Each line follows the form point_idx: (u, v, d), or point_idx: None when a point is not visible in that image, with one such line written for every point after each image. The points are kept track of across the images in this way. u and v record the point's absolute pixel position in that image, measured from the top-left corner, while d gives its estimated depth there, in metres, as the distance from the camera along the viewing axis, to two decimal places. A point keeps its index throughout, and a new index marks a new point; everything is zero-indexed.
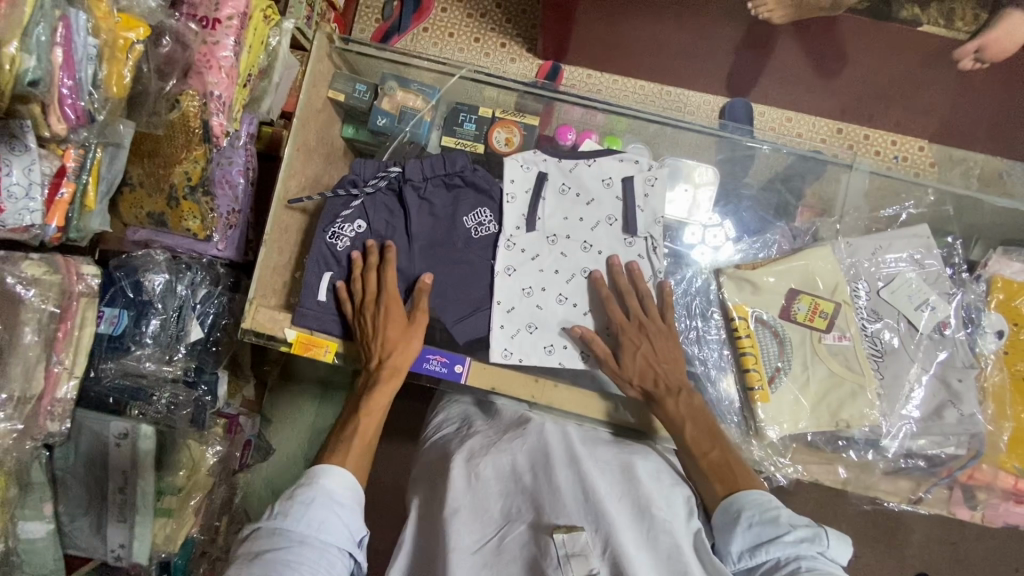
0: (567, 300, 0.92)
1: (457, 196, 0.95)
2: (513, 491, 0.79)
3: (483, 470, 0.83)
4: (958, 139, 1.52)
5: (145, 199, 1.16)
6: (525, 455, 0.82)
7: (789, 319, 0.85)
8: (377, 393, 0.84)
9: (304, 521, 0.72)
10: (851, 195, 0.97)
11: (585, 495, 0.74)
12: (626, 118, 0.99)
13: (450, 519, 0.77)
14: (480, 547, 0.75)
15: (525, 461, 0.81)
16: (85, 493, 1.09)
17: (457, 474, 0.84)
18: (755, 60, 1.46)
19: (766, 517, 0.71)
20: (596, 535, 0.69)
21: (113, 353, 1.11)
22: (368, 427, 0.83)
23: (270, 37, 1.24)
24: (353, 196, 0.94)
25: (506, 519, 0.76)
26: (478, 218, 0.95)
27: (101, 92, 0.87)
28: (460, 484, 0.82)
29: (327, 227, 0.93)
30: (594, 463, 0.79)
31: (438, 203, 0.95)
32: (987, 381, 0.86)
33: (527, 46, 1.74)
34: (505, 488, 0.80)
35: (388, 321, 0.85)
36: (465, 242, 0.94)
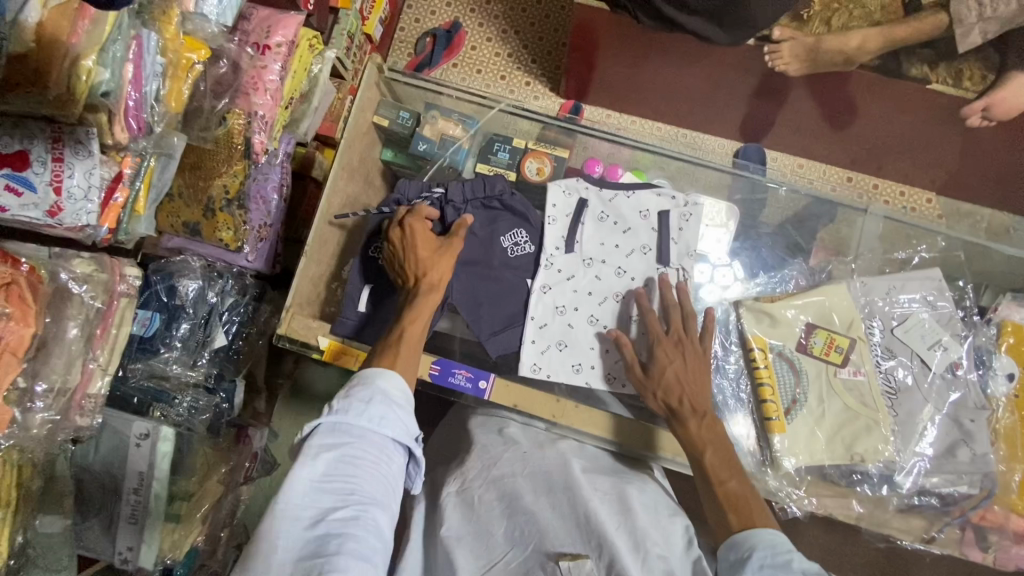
0: (599, 322, 0.95)
1: (494, 218, 0.99)
2: (513, 512, 0.81)
3: (482, 492, 0.85)
4: (966, 190, 1.57)
5: (183, 208, 1.21)
6: (527, 480, 0.85)
7: (805, 352, 0.88)
8: (426, 299, 0.86)
9: (363, 416, 0.70)
10: (865, 238, 1.01)
11: (587, 519, 0.77)
12: (650, 153, 1.05)
13: (452, 544, 0.81)
14: (486, 568, 0.78)
15: (526, 485, 0.84)
16: (100, 493, 1.10)
17: (454, 496, 0.87)
18: (767, 109, 1.54)
19: (778, 559, 0.66)
20: (600, 562, 0.73)
21: (142, 354, 1.15)
22: (414, 332, 0.82)
23: (313, 65, 1.32)
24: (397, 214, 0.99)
25: (508, 543, 0.79)
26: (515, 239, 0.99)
27: (162, 106, 0.93)
28: (461, 505, 0.86)
29: (370, 242, 0.99)
30: (592, 487, 0.82)
31: (478, 222, 0.99)
32: (998, 422, 0.88)
33: (551, 85, 1.83)
34: (505, 510, 0.82)
35: (422, 239, 0.91)
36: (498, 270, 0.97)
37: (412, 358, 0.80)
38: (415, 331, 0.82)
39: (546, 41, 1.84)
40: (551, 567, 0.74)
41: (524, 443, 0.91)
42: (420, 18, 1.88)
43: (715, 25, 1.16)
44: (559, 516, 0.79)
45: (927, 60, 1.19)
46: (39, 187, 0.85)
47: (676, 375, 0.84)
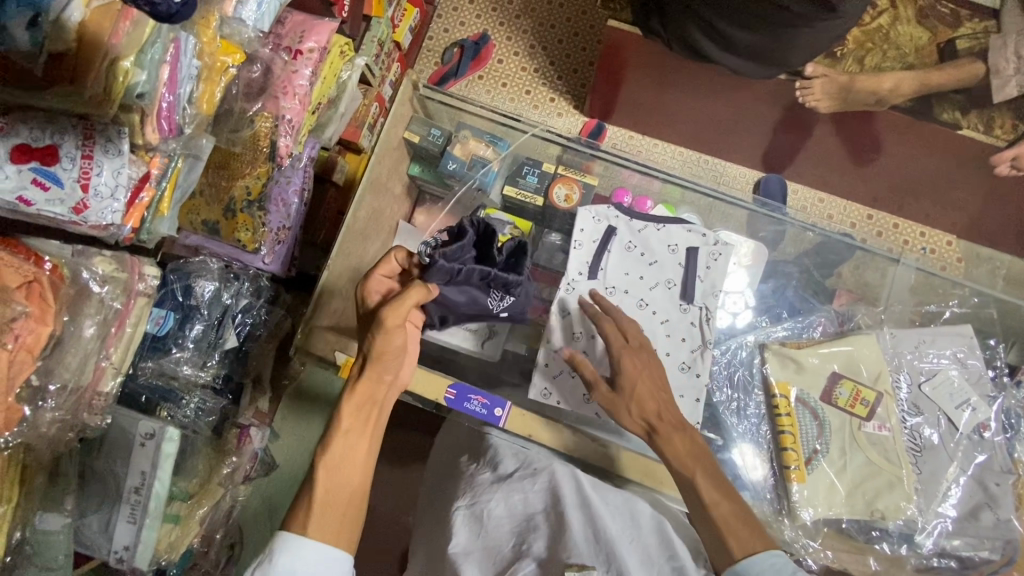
0: None
1: (470, 292, 0.92)
2: (524, 530, 0.83)
3: (493, 507, 0.85)
4: (990, 234, 1.55)
5: (203, 207, 1.21)
6: (538, 497, 0.85)
7: (830, 403, 0.86)
8: (367, 384, 0.78)
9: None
10: (896, 289, 1.02)
11: (597, 537, 0.79)
12: (680, 189, 1.05)
13: (461, 558, 0.80)
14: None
15: (537, 502, 0.85)
16: (101, 490, 1.08)
17: (464, 511, 0.85)
18: (792, 142, 1.52)
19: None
20: None
21: (154, 353, 1.12)
22: (349, 435, 0.75)
23: (342, 71, 1.32)
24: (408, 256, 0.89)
25: (517, 555, 0.81)
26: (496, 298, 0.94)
27: (193, 108, 0.93)
28: (470, 520, 0.84)
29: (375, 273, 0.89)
30: (603, 504, 0.83)
31: (463, 290, 0.91)
32: (1022, 486, 0.86)
33: (575, 103, 1.83)
34: (516, 526, 0.84)
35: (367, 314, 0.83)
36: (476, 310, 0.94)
37: (351, 463, 0.74)
38: (354, 426, 0.76)
39: (573, 58, 1.84)
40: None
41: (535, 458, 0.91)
42: (448, 28, 1.88)
43: (752, 62, 1.16)
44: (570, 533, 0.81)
45: (958, 105, 1.24)
46: (66, 182, 0.84)
47: (646, 390, 0.82)
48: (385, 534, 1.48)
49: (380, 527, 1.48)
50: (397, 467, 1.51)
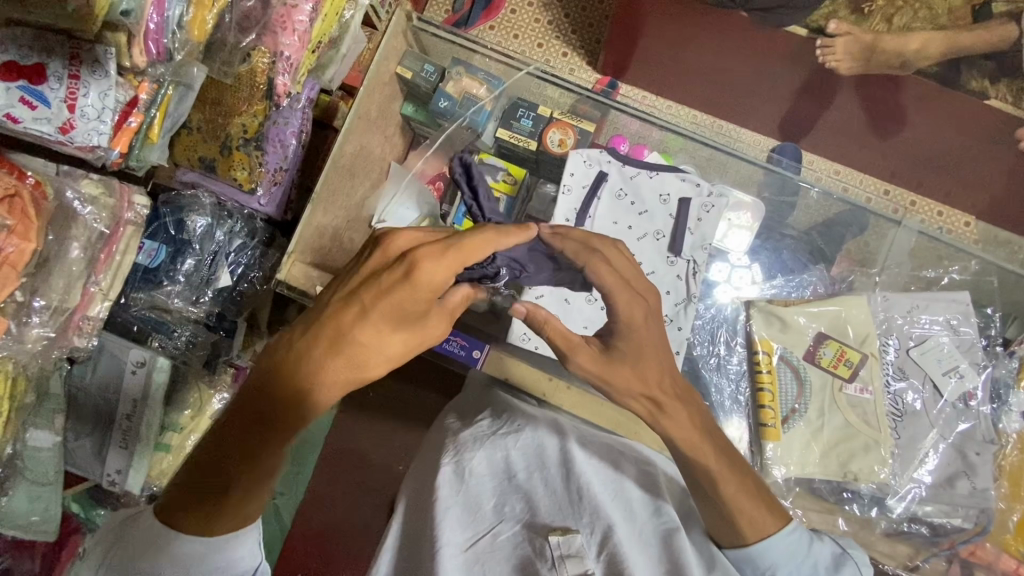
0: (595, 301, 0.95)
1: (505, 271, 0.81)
2: (506, 489, 0.75)
3: (476, 463, 0.78)
4: (1004, 219, 1.48)
5: (200, 142, 1.19)
6: (520, 454, 0.79)
7: (813, 362, 0.86)
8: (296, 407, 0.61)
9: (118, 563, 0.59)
10: (894, 252, 0.98)
11: (580, 496, 0.72)
12: (681, 138, 1.01)
13: (440, 516, 0.71)
14: (472, 544, 0.70)
15: (518, 459, 0.78)
16: (93, 416, 1.12)
17: (448, 467, 0.78)
18: (811, 108, 1.44)
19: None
20: (592, 537, 0.68)
21: (145, 285, 1.14)
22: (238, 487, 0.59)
23: (345, 10, 1.24)
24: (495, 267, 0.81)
25: (497, 515, 0.73)
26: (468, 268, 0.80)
27: (183, 33, 0.86)
28: (453, 476, 0.77)
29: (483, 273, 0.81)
30: (587, 461, 0.77)
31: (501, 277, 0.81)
32: (1005, 459, 0.84)
33: (588, 59, 1.77)
34: (496, 485, 0.77)
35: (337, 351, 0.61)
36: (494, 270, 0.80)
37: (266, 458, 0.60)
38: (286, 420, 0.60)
39: (589, 12, 1.76)
40: (541, 543, 0.67)
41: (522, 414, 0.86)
42: None
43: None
44: (550, 492, 0.74)
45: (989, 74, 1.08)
46: (53, 101, 0.84)
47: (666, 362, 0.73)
48: (371, 478, 1.51)
49: (368, 471, 1.51)
50: (386, 415, 1.52)
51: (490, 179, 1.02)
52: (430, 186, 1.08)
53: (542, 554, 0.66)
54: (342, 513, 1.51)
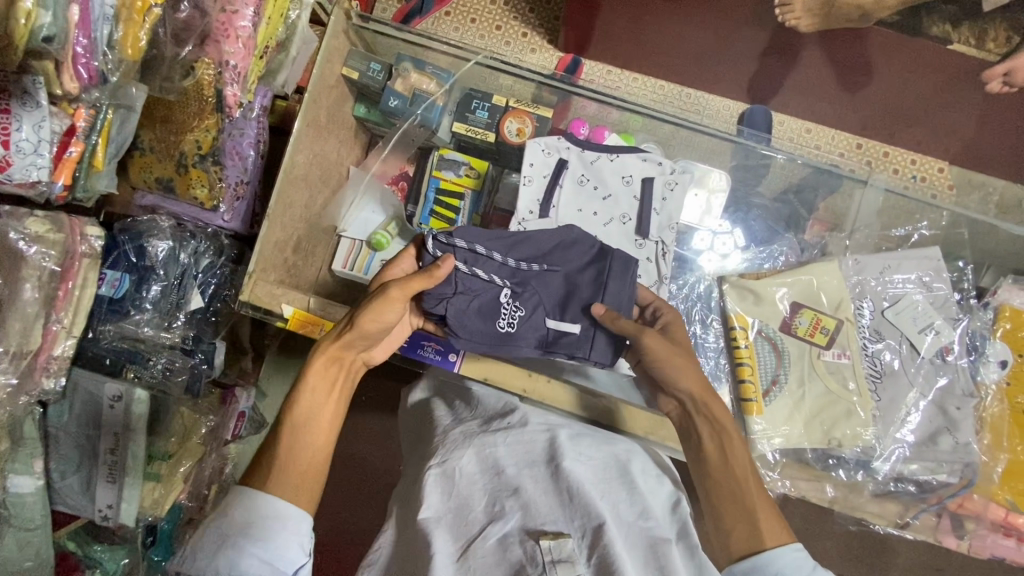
0: None
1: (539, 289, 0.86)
2: (498, 490, 0.73)
3: (464, 464, 0.76)
4: (977, 163, 1.46)
5: (155, 163, 1.15)
6: (509, 450, 0.77)
7: (789, 333, 0.85)
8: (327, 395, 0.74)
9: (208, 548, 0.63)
10: (863, 211, 0.96)
11: (571, 496, 0.71)
12: (640, 116, 0.99)
13: (431, 524, 0.71)
14: (464, 551, 0.69)
15: (507, 455, 0.76)
16: (77, 452, 1.10)
17: (434, 470, 0.76)
18: (777, 69, 1.41)
19: None
20: (582, 541, 0.68)
21: (112, 316, 1.11)
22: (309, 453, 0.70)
23: (290, 10, 1.19)
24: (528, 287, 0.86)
25: (488, 517, 0.71)
26: (508, 310, 0.84)
27: (115, 53, 0.83)
28: (440, 480, 0.75)
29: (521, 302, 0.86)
30: (575, 456, 0.76)
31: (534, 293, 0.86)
32: (985, 411, 0.85)
33: (548, 38, 1.71)
34: (486, 483, 0.75)
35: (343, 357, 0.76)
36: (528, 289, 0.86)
37: (319, 417, 0.72)
38: (335, 388, 0.74)
39: None
40: (532, 547, 0.67)
41: (505, 411, 0.84)
42: None
43: None
44: (541, 491, 0.72)
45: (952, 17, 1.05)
46: None
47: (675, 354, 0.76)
48: (369, 484, 1.50)
49: (366, 476, 1.51)
50: (377, 421, 1.51)
51: (453, 175, 1.02)
52: (393, 189, 1.07)
53: (532, 559, 0.66)
54: (343, 522, 1.49)
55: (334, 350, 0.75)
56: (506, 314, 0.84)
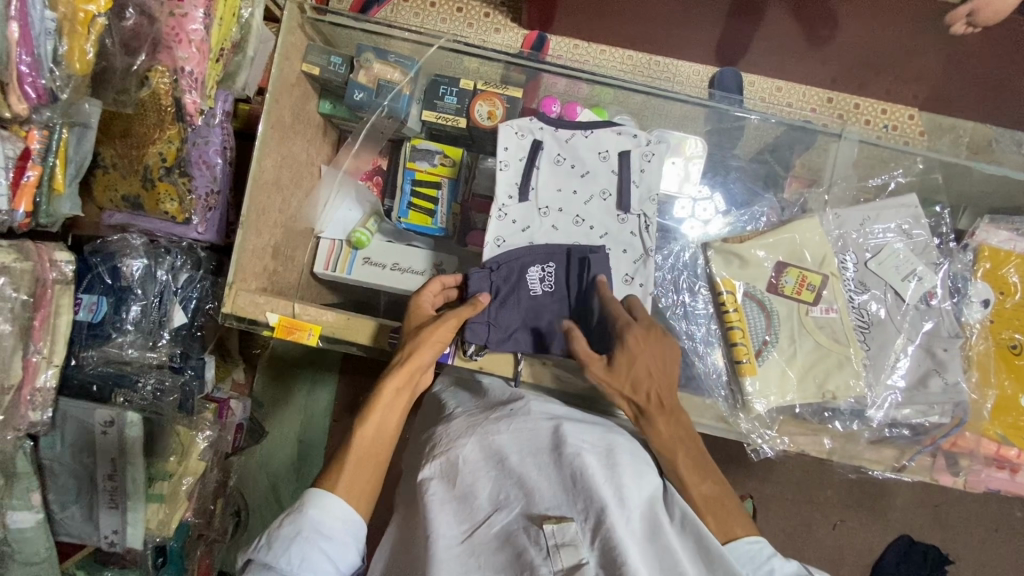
0: None
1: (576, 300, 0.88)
2: (501, 477, 0.73)
3: (466, 453, 0.76)
4: (948, 105, 1.47)
5: (119, 180, 1.12)
6: (513, 437, 0.76)
7: (776, 292, 0.86)
8: (389, 421, 0.73)
9: (284, 556, 0.63)
10: (840, 165, 0.96)
11: (574, 480, 0.69)
12: (610, 88, 0.98)
13: (434, 506, 0.73)
14: (467, 536, 0.71)
15: (511, 442, 0.76)
16: (75, 481, 1.08)
17: (437, 457, 0.78)
18: (743, 28, 1.40)
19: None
20: (586, 526, 0.67)
21: (93, 341, 1.08)
22: (371, 469, 0.71)
23: (241, 9, 1.15)
24: (565, 296, 0.89)
25: (493, 505, 0.72)
26: (539, 286, 0.89)
27: (63, 69, 0.82)
28: (443, 470, 0.76)
29: (553, 296, 0.89)
30: (579, 443, 0.74)
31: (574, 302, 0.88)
32: (972, 349, 0.87)
33: (512, 16, 1.66)
34: (490, 470, 0.75)
35: (406, 382, 0.75)
36: (563, 298, 0.88)
37: (383, 440, 0.73)
38: (402, 406, 0.74)
39: None
40: (536, 532, 0.67)
41: (511, 398, 0.83)
42: None
43: None
44: (545, 477, 0.72)
45: None
46: None
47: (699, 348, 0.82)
48: None
49: None
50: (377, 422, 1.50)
51: (427, 165, 1.00)
52: (369, 184, 1.07)
53: (536, 544, 0.66)
54: None
55: (404, 373, 0.74)
56: (536, 282, 0.89)
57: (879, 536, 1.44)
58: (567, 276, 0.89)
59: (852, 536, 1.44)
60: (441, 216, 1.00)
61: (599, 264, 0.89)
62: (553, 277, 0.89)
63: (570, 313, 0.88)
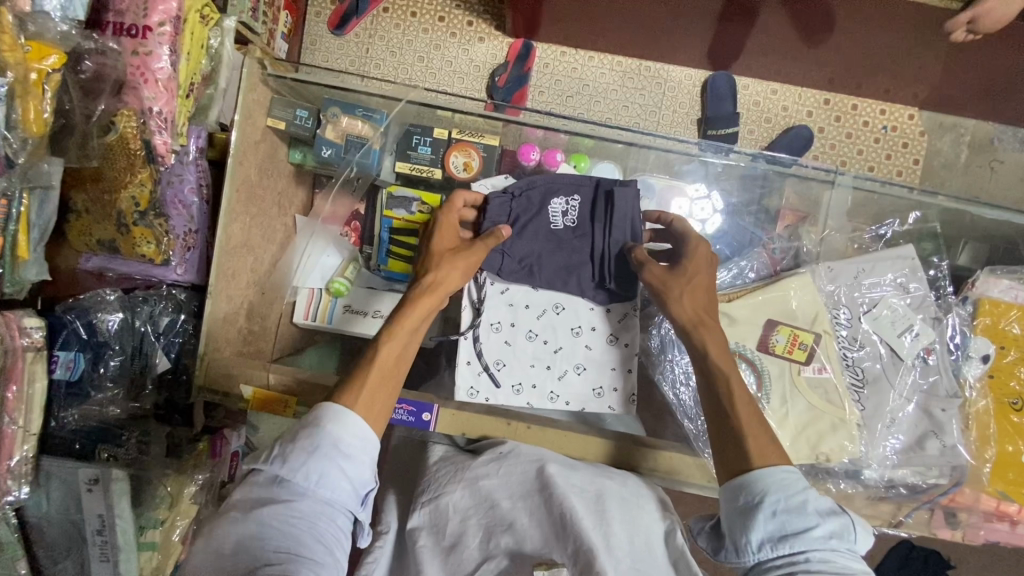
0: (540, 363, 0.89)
1: (602, 224, 0.86)
2: (490, 523, 0.73)
3: (455, 500, 0.74)
4: (947, 104, 1.42)
5: (94, 226, 1.06)
6: (503, 482, 0.75)
7: (768, 351, 0.83)
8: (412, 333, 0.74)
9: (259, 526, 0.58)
10: (833, 211, 0.94)
11: (563, 526, 0.69)
12: (589, 139, 0.96)
13: (425, 556, 0.71)
14: None
15: (501, 487, 0.74)
16: (64, 537, 1.07)
17: (425, 505, 0.76)
18: (736, 30, 1.33)
19: (796, 508, 0.60)
20: (575, 571, 0.67)
21: (73, 400, 1.06)
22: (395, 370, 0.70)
23: (210, 39, 1.09)
24: (588, 221, 0.87)
25: (483, 553, 0.71)
26: (562, 212, 0.87)
27: (18, 132, 0.80)
28: (432, 518, 0.74)
29: (572, 219, 0.87)
30: (568, 487, 0.72)
31: (598, 229, 0.86)
32: (971, 408, 0.84)
33: (496, 24, 1.59)
34: (480, 518, 0.73)
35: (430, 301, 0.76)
36: (583, 224, 0.87)
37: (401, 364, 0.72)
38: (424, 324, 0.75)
39: None
40: None
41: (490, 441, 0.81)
42: None
43: None
44: (534, 522, 0.71)
45: None
46: None
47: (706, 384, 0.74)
48: None
49: None
50: None
51: (405, 213, 0.95)
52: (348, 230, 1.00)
53: None
54: None
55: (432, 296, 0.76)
56: (558, 211, 0.87)
57: (877, 548, 1.43)
58: (593, 208, 0.87)
59: None
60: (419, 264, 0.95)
61: (629, 198, 0.86)
62: (577, 212, 0.88)
63: (593, 246, 0.86)
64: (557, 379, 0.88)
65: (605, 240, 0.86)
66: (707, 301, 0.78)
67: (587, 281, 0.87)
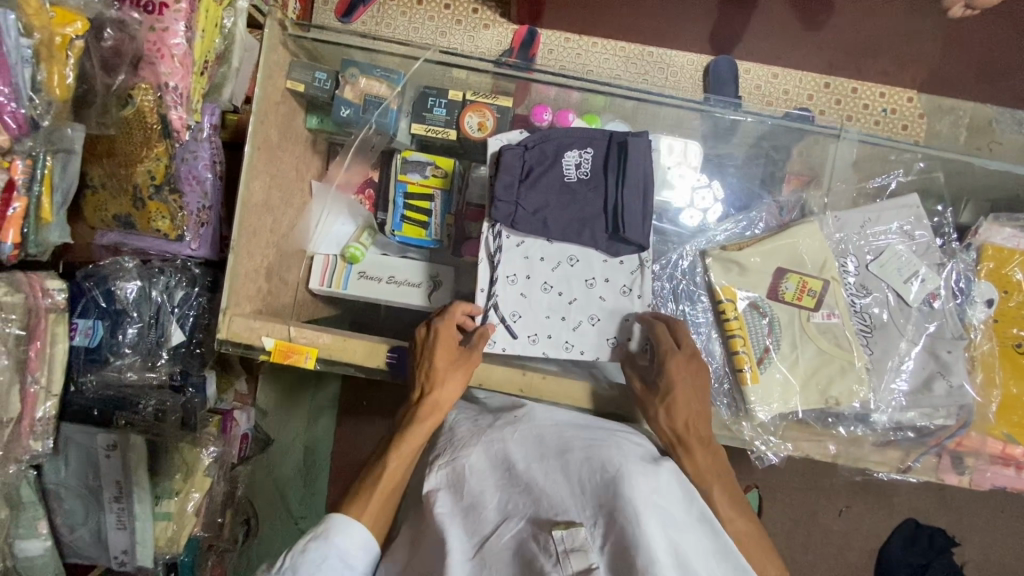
0: (556, 313, 0.90)
1: (615, 177, 0.88)
2: (508, 484, 0.71)
3: (473, 462, 0.74)
4: (945, 85, 1.44)
5: (110, 200, 1.09)
6: (519, 444, 0.74)
7: (777, 299, 0.86)
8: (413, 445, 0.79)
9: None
10: (839, 166, 0.97)
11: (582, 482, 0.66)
12: (602, 96, 0.97)
13: (445, 519, 0.71)
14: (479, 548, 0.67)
15: (518, 448, 0.73)
16: (82, 503, 1.08)
17: (442, 467, 0.76)
18: (735, 14, 1.37)
19: None
20: (596, 529, 0.63)
21: (91, 365, 1.07)
22: (397, 473, 0.77)
23: (224, 18, 1.11)
24: (602, 172, 0.89)
25: (501, 515, 0.69)
26: (575, 165, 0.90)
27: (43, 95, 0.82)
28: (451, 482, 0.74)
29: (586, 171, 0.90)
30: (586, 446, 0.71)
31: (611, 180, 0.88)
32: (976, 349, 0.86)
33: (500, 11, 1.61)
34: (499, 479, 0.72)
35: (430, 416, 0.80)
36: (597, 175, 0.89)
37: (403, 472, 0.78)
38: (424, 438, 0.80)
39: None
40: (544, 540, 0.62)
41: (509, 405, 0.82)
42: None
43: None
44: (552, 480, 0.68)
45: None
46: None
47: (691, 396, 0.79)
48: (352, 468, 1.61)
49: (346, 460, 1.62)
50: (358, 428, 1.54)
51: (419, 176, 0.97)
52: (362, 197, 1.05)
53: (546, 550, 0.61)
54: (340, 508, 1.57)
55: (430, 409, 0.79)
56: (572, 164, 0.89)
57: (886, 522, 1.45)
58: (606, 161, 0.89)
59: (861, 522, 1.45)
60: (434, 228, 0.98)
61: (641, 149, 0.88)
62: (590, 163, 0.90)
63: (607, 196, 0.88)
64: (573, 329, 0.90)
65: (617, 189, 0.88)
66: (694, 410, 0.77)
67: (600, 232, 0.89)
